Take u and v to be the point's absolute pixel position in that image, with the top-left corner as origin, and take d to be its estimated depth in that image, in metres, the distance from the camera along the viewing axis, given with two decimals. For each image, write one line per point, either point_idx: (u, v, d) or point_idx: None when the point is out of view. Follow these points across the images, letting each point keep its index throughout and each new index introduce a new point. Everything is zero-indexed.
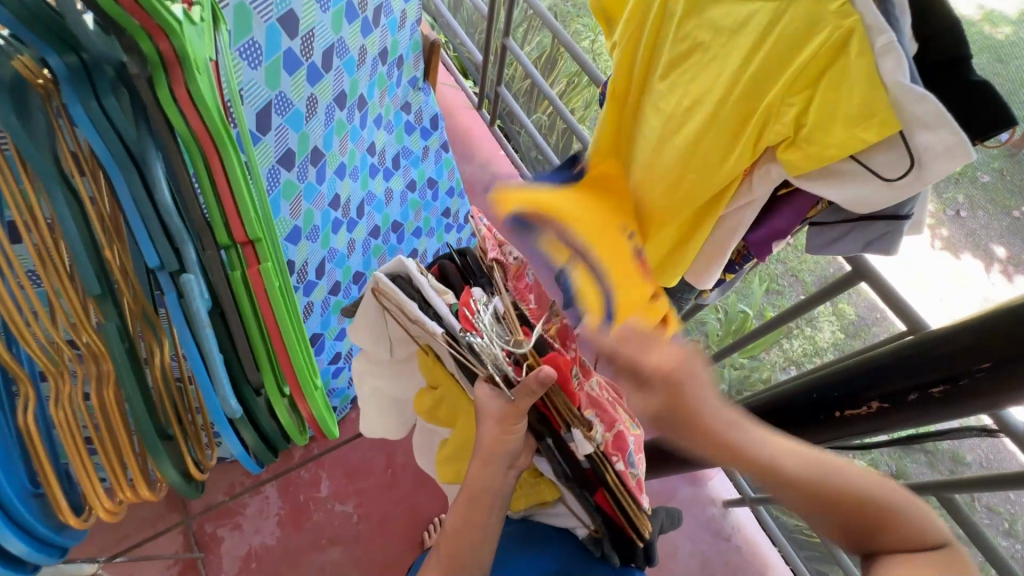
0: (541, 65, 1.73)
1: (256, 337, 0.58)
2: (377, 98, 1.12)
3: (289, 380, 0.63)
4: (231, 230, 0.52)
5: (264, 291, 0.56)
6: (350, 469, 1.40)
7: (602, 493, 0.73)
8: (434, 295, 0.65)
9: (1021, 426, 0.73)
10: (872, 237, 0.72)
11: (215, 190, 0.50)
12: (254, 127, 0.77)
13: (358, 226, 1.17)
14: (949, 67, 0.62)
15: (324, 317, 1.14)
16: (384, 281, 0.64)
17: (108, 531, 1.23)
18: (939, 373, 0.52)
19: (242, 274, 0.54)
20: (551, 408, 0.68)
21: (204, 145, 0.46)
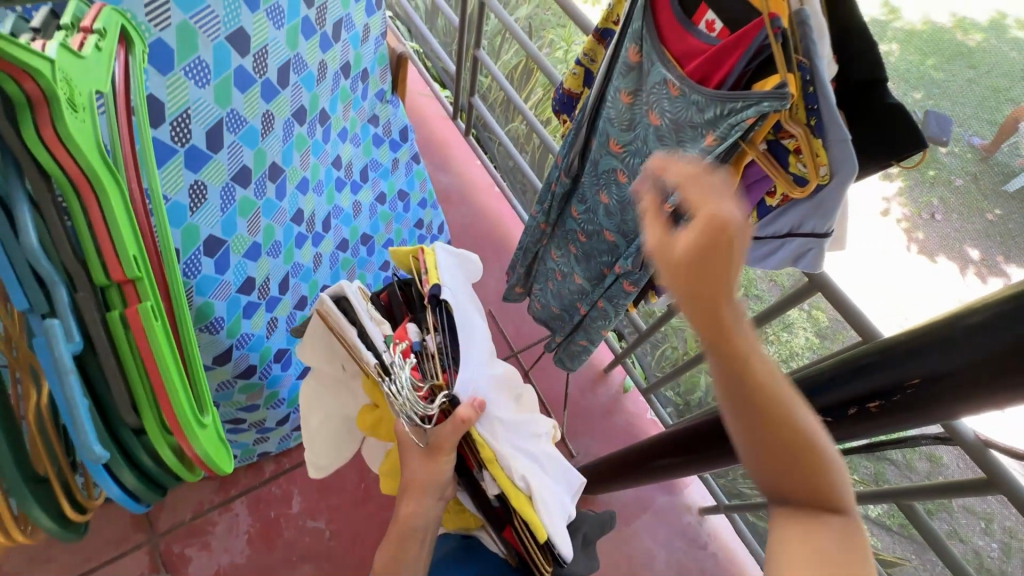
0: (515, 76, 1.73)
1: (135, 374, 0.47)
2: (340, 112, 1.12)
3: (170, 417, 0.49)
4: (109, 268, 0.44)
5: (147, 336, 0.46)
6: (322, 483, 1.38)
7: (509, 530, 0.74)
8: (370, 324, 0.64)
9: (969, 433, 0.75)
10: (794, 254, 0.75)
11: (94, 229, 0.42)
12: (204, 146, 0.76)
13: (324, 240, 1.16)
14: (867, 89, 0.63)
15: (290, 333, 1.12)
16: (327, 304, 0.63)
17: (72, 553, 1.21)
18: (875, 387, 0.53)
19: (121, 313, 0.45)
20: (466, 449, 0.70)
21: (80, 186, 0.40)
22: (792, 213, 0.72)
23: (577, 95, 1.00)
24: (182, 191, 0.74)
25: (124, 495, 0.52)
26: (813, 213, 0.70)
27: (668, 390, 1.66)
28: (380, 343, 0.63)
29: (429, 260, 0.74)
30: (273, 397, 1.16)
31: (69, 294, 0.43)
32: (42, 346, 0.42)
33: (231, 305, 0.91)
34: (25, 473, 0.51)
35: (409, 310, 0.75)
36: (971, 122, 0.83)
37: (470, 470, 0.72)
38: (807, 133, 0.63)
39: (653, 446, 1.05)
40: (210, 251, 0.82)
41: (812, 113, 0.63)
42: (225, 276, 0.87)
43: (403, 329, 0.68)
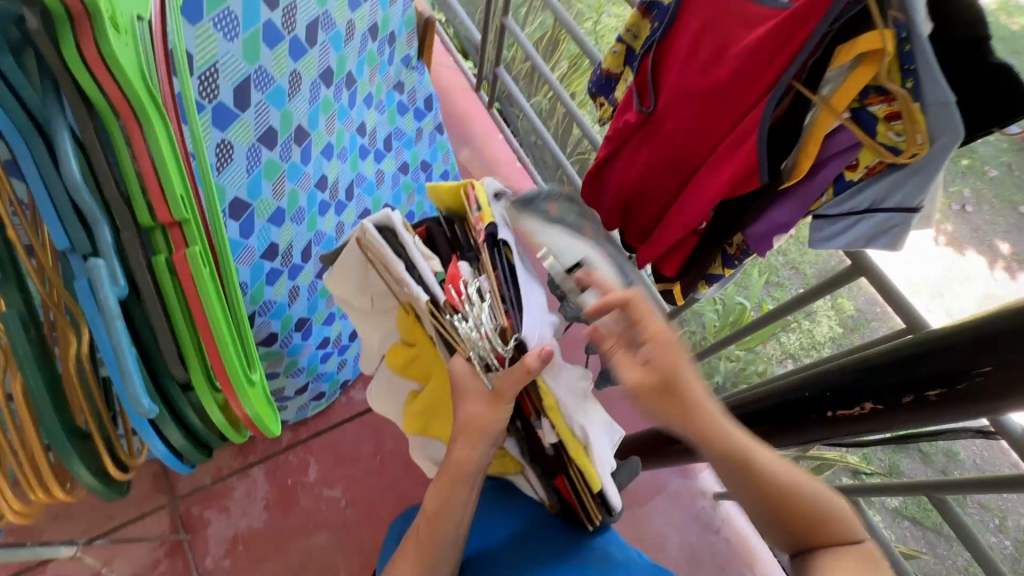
0: (541, 47, 1.67)
1: (181, 319, 0.53)
2: (366, 76, 1.08)
3: (220, 374, 0.56)
4: (154, 211, 0.48)
5: (191, 278, 0.51)
6: (338, 453, 1.39)
7: (561, 479, 0.75)
8: (420, 259, 0.63)
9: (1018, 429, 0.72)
10: (880, 228, 0.72)
11: (136, 162, 0.46)
12: (231, 103, 0.73)
13: (347, 209, 1.14)
14: (967, 48, 0.62)
15: (311, 303, 1.10)
16: (371, 232, 0.64)
17: (96, 510, 1.23)
18: (944, 374, 0.49)
19: (168, 258, 0.50)
20: (524, 396, 0.69)
21: (126, 115, 0.43)
22: (874, 187, 0.70)
23: (615, 76, 0.95)
24: (207, 150, 0.72)
25: (168, 451, 0.59)
26: (902, 185, 0.68)
27: (687, 374, 1.65)
28: (434, 282, 0.62)
29: (480, 196, 0.70)
30: (293, 366, 1.16)
31: (110, 232, 0.47)
32: (88, 286, 0.47)
33: (254, 271, 0.89)
34: (62, 420, 0.58)
35: (454, 248, 0.74)
36: None
37: (525, 417, 0.71)
38: (905, 95, 0.63)
39: (671, 433, 1.02)
40: (235, 215, 0.80)
41: (908, 74, 0.62)
42: (249, 241, 0.85)
43: (454, 267, 0.64)
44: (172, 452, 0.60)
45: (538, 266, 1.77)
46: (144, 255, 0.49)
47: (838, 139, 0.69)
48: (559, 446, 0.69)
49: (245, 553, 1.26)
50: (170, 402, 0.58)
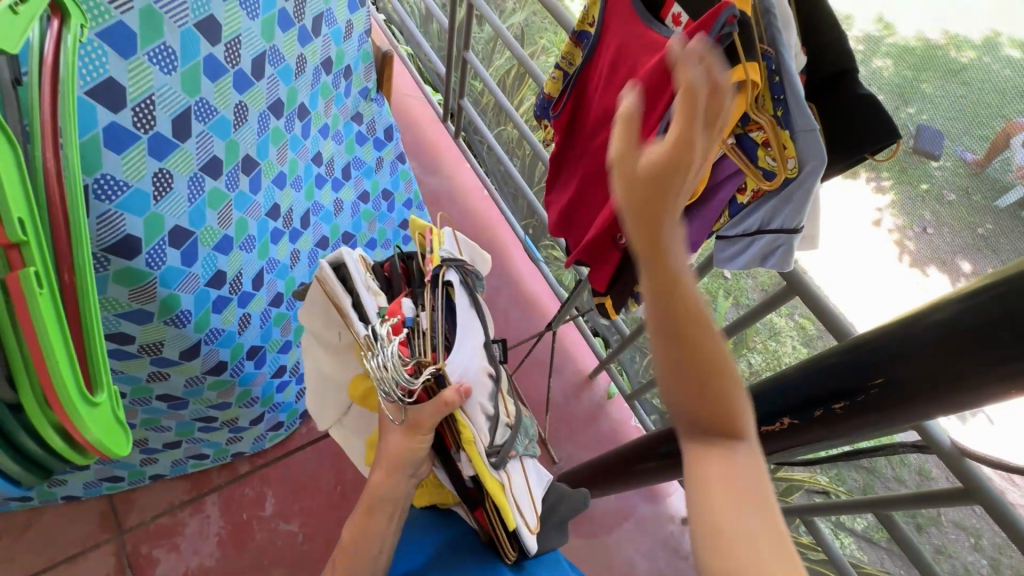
0: (505, 80, 1.73)
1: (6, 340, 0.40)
2: (322, 108, 1.11)
3: (56, 407, 0.43)
4: None
5: (25, 305, 0.39)
6: (296, 485, 1.36)
7: (481, 510, 0.75)
8: (365, 294, 0.66)
9: (946, 442, 0.74)
10: (768, 252, 0.73)
11: None
12: (170, 133, 0.75)
13: (303, 237, 1.15)
14: (837, 79, 0.64)
15: (264, 330, 1.10)
16: (326, 269, 0.66)
17: (37, 552, 1.18)
18: (849, 383, 0.51)
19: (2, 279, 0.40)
20: (444, 429, 0.69)
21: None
22: (760, 210, 0.71)
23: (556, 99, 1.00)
24: (145, 179, 0.73)
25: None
26: (783, 208, 0.69)
27: (653, 397, 1.65)
28: (371, 314, 0.65)
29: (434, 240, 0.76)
30: (247, 395, 1.14)
31: None
32: None
33: (200, 298, 0.89)
34: None
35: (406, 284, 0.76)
36: (961, 136, 0.76)
37: (448, 452, 0.72)
38: (773, 124, 0.63)
39: (631, 452, 1.04)
40: (176, 243, 0.80)
41: (779, 104, 0.63)
42: (192, 268, 0.84)
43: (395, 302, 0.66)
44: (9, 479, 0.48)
45: (505, 291, 1.79)
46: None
47: (724, 165, 0.71)
48: (477, 478, 0.70)
49: None
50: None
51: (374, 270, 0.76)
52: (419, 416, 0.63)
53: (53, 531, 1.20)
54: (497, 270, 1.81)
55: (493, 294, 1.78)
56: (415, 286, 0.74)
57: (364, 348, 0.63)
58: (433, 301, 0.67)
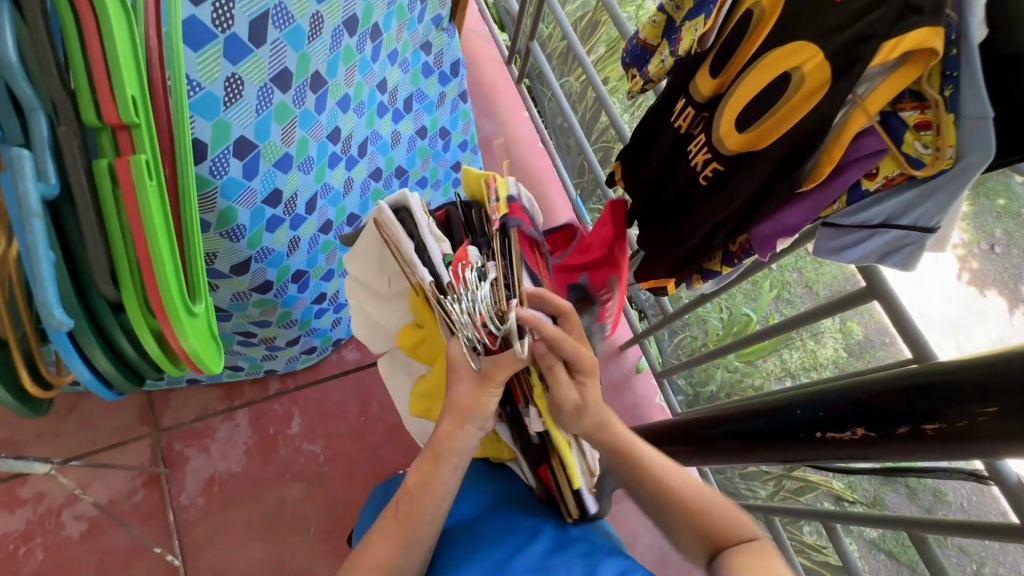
0: (580, 27, 1.62)
1: (117, 231, 0.45)
2: (394, 31, 1.05)
3: (153, 298, 0.48)
4: (100, 107, 0.43)
5: (134, 189, 0.44)
6: (323, 410, 1.39)
7: (544, 468, 0.74)
8: (429, 240, 0.62)
9: (1014, 478, 0.69)
10: (887, 247, 0.71)
11: (89, 63, 0.42)
12: (246, 37, 0.71)
13: (358, 165, 1.12)
14: (1004, 73, 0.60)
15: (310, 255, 1.09)
16: (386, 214, 0.62)
17: (80, 433, 1.25)
18: (955, 403, 0.46)
19: (110, 163, 0.44)
20: (517, 385, 0.69)
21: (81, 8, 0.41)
22: (889, 202, 0.69)
23: (651, 47, 0.92)
24: (218, 82, 0.70)
25: (94, 377, 0.52)
26: (924, 201, 0.67)
27: (681, 378, 1.63)
28: (441, 264, 0.61)
29: (501, 190, 0.70)
30: (286, 317, 1.15)
31: (50, 128, 0.41)
32: (9, 178, 0.41)
33: (255, 215, 0.87)
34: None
35: (466, 231, 0.75)
36: None
37: (514, 404, 0.71)
38: (940, 104, 0.61)
39: (656, 432, 1.01)
40: (239, 154, 0.78)
41: (949, 81, 0.60)
42: (251, 183, 0.82)
43: (463, 250, 0.62)
44: (102, 382, 0.52)
45: None
46: (84, 157, 0.43)
47: (863, 144, 0.67)
48: (545, 435, 0.68)
49: (219, 494, 1.28)
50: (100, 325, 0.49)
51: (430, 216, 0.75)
52: (495, 368, 0.61)
53: (95, 417, 1.27)
54: None
55: None
56: (478, 236, 0.73)
57: (435, 293, 0.60)
58: (504, 253, 0.62)
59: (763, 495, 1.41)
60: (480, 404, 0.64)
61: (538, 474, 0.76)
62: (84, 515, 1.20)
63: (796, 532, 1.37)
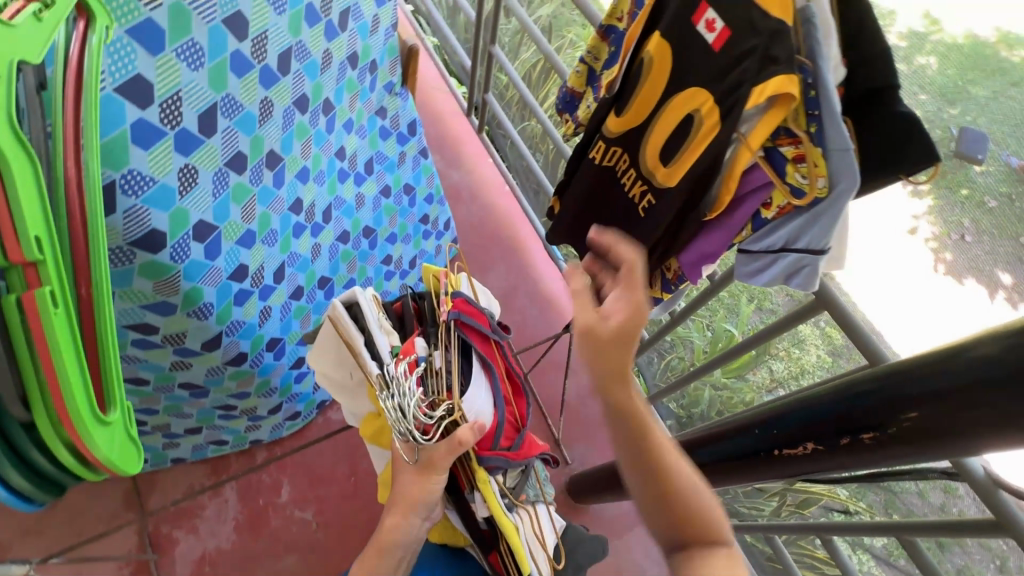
0: (532, 75, 1.70)
1: (27, 366, 0.42)
2: (346, 103, 1.11)
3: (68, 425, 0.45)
4: (3, 246, 0.40)
5: (41, 326, 0.41)
6: (312, 474, 1.38)
7: (495, 554, 0.77)
8: (377, 334, 0.72)
9: (977, 469, 0.71)
10: (790, 269, 0.74)
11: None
12: (196, 129, 0.75)
13: (324, 231, 1.15)
14: (871, 99, 0.63)
15: (284, 322, 1.11)
16: (338, 310, 0.70)
17: (65, 526, 1.23)
18: (888, 408, 0.48)
19: (18, 297, 0.41)
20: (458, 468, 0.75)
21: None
22: (786, 227, 0.72)
23: (579, 94, 0.97)
24: (171, 174, 0.73)
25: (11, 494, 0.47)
26: (811, 227, 0.70)
27: (670, 402, 1.63)
28: (386, 355, 0.70)
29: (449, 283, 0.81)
30: (266, 386, 1.16)
31: None
32: None
33: (222, 292, 0.90)
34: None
35: (418, 321, 0.81)
36: (1009, 142, 0.78)
37: (460, 492, 0.77)
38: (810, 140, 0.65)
39: None
40: (200, 237, 0.81)
41: (813, 118, 0.64)
42: (215, 262, 0.85)
43: (410, 342, 0.72)
44: (22, 497, 0.47)
45: (524, 289, 1.77)
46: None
47: (753, 177, 0.72)
48: (490, 521, 0.75)
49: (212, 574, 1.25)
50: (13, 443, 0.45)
51: (385, 307, 0.82)
52: (433, 454, 0.68)
53: (80, 508, 1.25)
54: (516, 267, 1.80)
55: (511, 291, 1.77)
56: (427, 325, 0.80)
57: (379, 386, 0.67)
58: (447, 345, 0.74)
59: (768, 512, 1.38)
60: (427, 493, 0.69)
61: (490, 560, 0.79)
62: None
63: (806, 547, 1.34)
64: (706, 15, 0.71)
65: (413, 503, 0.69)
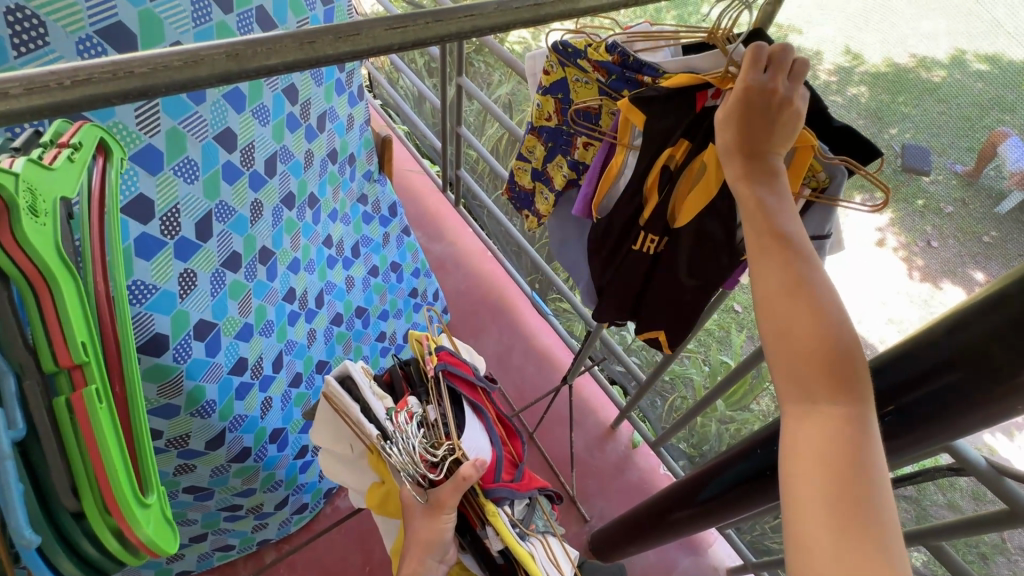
0: (500, 147, 1.82)
1: (78, 467, 0.40)
2: (329, 194, 1.19)
3: (116, 513, 0.41)
4: (53, 353, 0.38)
5: (92, 429, 0.39)
6: (324, 569, 1.32)
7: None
8: (372, 400, 0.75)
9: (965, 450, 0.72)
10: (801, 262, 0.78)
11: (45, 327, 0.37)
12: (193, 236, 0.81)
13: (318, 316, 1.19)
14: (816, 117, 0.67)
15: (286, 410, 1.12)
16: (333, 385, 0.73)
17: None
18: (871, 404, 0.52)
19: (68, 400, 0.39)
20: (468, 506, 0.77)
21: (36, 282, 0.36)
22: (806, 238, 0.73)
23: (528, 189, 0.96)
24: (172, 280, 0.78)
25: None
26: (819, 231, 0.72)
27: (680, 442, 1.62)
28: (383, 417, 0.73)
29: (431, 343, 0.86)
30: (271, 479, 1.14)
31: (11, 387, 0.37)
32: None
33: (223, 386, 0.92)
34: None
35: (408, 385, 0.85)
36: (950, 151, 0.79)
37: (472, 531, 0.77)
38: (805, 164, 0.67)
39: (664, 502, 1.01)
40: (200, 336, 0.85)
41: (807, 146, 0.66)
42: (215, 358, 0.88)
43: (403, 401, 0.77)
44: None
45: (519, 348, 1.80)
46: (44, 396, 0.38)
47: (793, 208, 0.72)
48: (505, 553, 0.74)
49: None
50: (62, 534, 0.41)
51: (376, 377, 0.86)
52: (440, 495, 0.70)
53: None
54: (508, 328, 1.84)
55: (506, 352, 1.79)
56: (416, 386, 0.84)
57: (382, 443, 0.72)
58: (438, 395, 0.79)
59: None
60: (438, 533, 0.70)
61: None
62: None
63: None
64: (710, 92, 0.71)
65: (430, 558, 0.71)
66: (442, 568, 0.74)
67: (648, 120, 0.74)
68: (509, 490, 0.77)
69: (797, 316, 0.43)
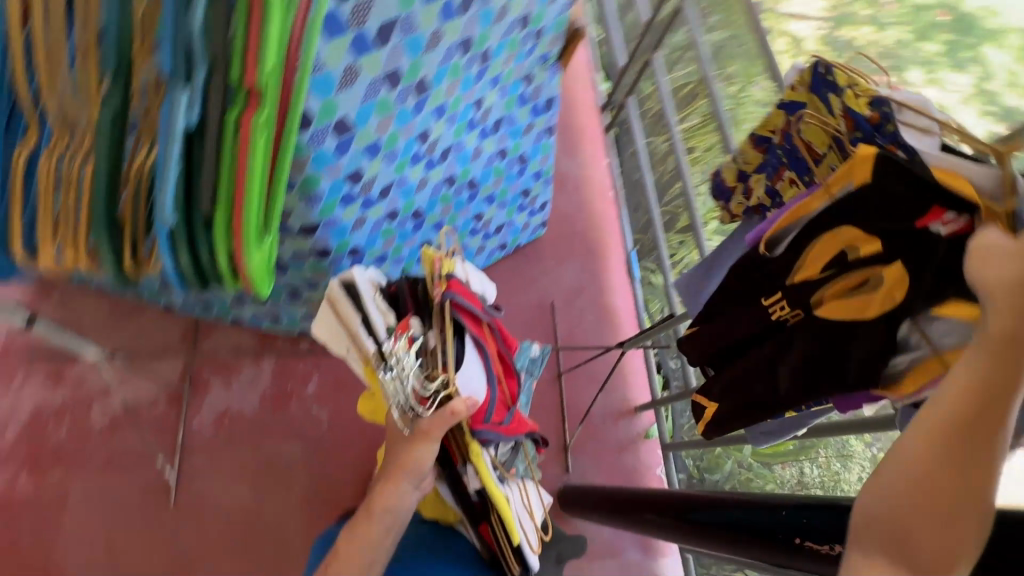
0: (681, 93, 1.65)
1: (225, 161, 0.60)
2: (502, 58, 1.14)
3: (240, 212, 0.63)
4: (241, 76, 0.55)
5: (249, 142, 0.58)
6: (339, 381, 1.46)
7: (486, 524, 0.83)
8: (373, 315, 0.74)
9: None
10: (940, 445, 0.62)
11: (242, 55, 0.54)
12: (372, 36, 0.81)
13: (436, 168, 1.20)
14: None
15: (372, 236, 1.18)
16: (336, 289, 0.74)
17: (131, 337, 1.39)
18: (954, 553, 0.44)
19: (238, 113, 0.57)
20: (450, 443, 0.80)
21: (254, 16, 0.52)
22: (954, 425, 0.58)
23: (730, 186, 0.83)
24: (338, 68, 0.80)
25: (174, 244, 0.64)
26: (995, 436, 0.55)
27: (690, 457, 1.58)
28: (381, 336, 0.73)
29: (443, 267, 0.82)
30: (334, 286, 1.24)
31: (204, 79, 0.54)
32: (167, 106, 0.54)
33: (334, 187, 0.96)
34: (108, 204, 0.65)
35: (412, 303, 0.82)
36: None
37: (452, 466, 0.82)
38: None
39: (648, 499, 0.99)
40: (336, 132, 0.88)
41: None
42: (339, 159, 0.92)
43: (404, 321, 0.75)
44: (174, 250, 0.65)
45: (590, 294, 1.77)
46: (225, 103, 0.57)
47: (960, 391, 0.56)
48: (481, 494, 0.80)
49: (227, 428, 1.36)
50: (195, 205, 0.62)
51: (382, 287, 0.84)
52: (427, 427, 0.72)
53: (149, 327, 1.41)
54: (590, 272, 1.80)
55: (577, 292, 1.77)
56: (419, 305, 0.81)
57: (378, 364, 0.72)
58: (441, 325, 0.76)
59: None
60: (424, 458, 0.75)
61: (481, 529, 0.86)
62: (109, 411, 1.32)
63: None
64: (950, 212, 0.55)
65: (413, 479, 0.76)
66: (418, 493, 0.79)
67: (868, 188, 0.59)
68: (492, 433, 0.79)
69: (949, 457, 0.45)
